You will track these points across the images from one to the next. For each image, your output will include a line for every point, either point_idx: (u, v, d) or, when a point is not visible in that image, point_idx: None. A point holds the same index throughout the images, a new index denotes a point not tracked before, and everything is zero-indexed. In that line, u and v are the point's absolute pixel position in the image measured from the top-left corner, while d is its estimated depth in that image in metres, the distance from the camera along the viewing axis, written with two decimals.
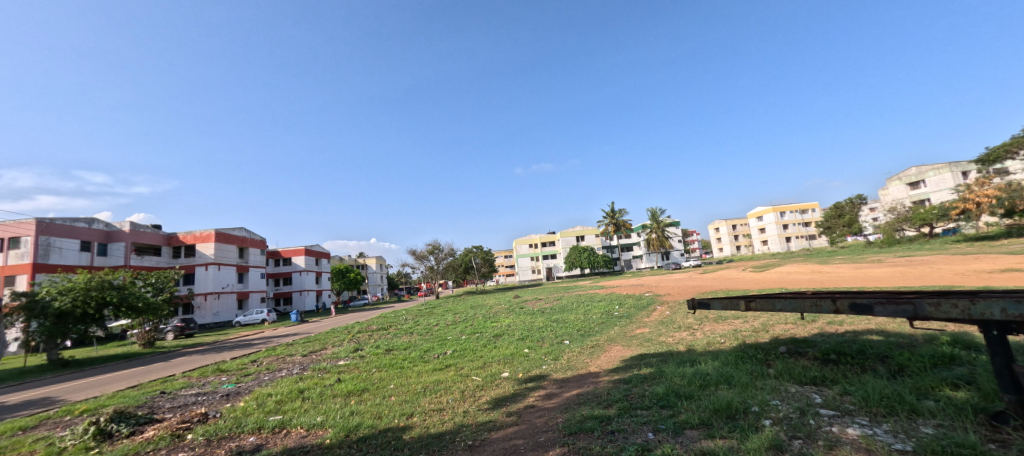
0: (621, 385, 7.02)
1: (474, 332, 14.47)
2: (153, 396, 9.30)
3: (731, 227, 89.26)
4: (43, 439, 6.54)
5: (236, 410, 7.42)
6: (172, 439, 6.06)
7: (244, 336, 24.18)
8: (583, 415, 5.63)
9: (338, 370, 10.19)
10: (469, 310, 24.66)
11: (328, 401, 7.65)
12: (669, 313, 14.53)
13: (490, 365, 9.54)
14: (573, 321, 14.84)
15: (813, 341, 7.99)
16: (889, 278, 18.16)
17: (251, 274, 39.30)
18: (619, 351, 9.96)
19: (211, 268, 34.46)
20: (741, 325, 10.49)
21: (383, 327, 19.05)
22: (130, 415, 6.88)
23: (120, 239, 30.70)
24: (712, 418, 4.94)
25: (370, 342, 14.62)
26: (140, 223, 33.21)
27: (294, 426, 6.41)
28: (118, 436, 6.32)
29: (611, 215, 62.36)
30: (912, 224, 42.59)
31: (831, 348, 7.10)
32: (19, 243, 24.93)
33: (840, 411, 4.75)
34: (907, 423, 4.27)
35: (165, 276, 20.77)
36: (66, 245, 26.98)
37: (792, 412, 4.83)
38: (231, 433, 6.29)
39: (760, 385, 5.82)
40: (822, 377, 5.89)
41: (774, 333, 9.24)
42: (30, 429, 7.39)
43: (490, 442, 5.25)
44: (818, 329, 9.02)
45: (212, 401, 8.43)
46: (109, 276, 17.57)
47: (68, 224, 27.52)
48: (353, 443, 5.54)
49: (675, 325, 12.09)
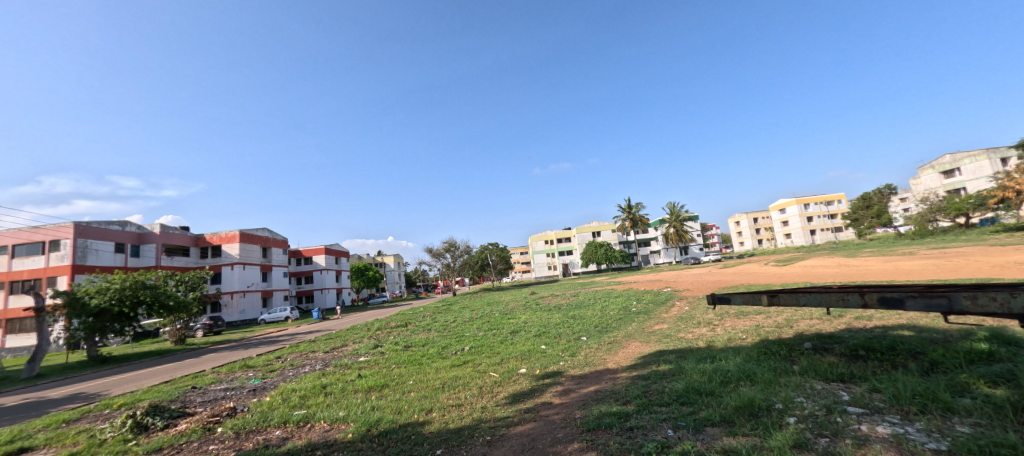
0: (639, 381, 6.95)
1: (492, 329, 14.51)
2: (185, 391, 9.70)
3: (752, 220, 87.05)
4: (84, 431, 6.91)
5: (262, 405, 7.66)
6: (203, 432, 6.31)
7: (268, 333, 24.94)
8: (601, 412, 5.60)
9: (358, 367, 10.39)
10: (486, 306, 24.90)
11: (350, 396, 7.83)
12: (688, 309, 14.33)
13: (507, 362, 9.58)
14: (591, 317, 14.72)
15: (839, 337, 7.75)
16: (923, 271, 17.46)
17: (275, 273, 40.41)
18: (637, 347, 9.87)
19: (236, 267, 35.58)
20: (763, 321, 10.26)
21: (402, 323, 19.38)
22: (164, 408, 7.20)
23: (151, 240, 31.94)
24: (734, 415, 4.86)
25: (389, 338, 14.85)
26: (169, 225, 34.43)
27: (318, 420, 6.58)
28: (154, 428, 6.63)
29: (627, 210, 61.58)
30: (946, 215, 40.69)
31: (859, 343, 6.87)
32: (59, 245, 26.30)
33: (869, 409, 4.59)
34: (942, 422, 4.10)
35: (194, 275, 21.41)
36: (102, 247, 28.27)
37: (818, 409, 4.69)
38: (258, 427, 6.50)
39: (784, 382, 5.68)
40: (850, 373, 5.72)
41: (798, 328, 9.01)
42: (72, 422, 7.82)
43: (508, 438, 5.29)
44: (845, 325, 8.76)
45: (239, 396, 8.75)
46: (142, 276, 18.25)
47: (103, 227, 28.76)
48: (375, 438, 5.66)
49: (695, 320, 11.93)
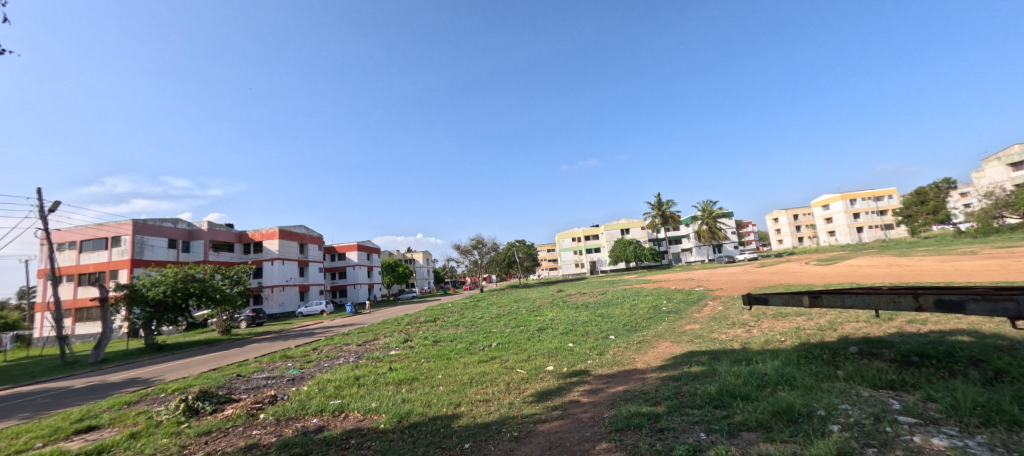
0: (669, 382, 6.79)
1: (519, 326, 14.57)
2: (231, 378, 10.33)
3: (792, 217, 82.89)
4: (143, 413, 7.48)
5: (300, 393, 8.03)
6: (247, 417, 6.70)
7: (306, 326, 26.07)
8: (630, 412, 5.51)
9: (390, 360, 10.71)
10: (513, 303, 25.03)
11: (381, 388, 8.08)
12: (722, 309, 13.85)
13: (535, 358, 9.58)
14: (619, 316, 14.49)
15: (890, 341, 7.26)
16: (986, 271, 16.09)
17: (311, 268, 42.16)
18: (667, 347, 9.64)
19: (276, 262, 37.38)
20: (804, 323, 9.75)
21: (431, 318, 19.79)
22: (212, 394, 7.68)
23: (200, 236, 34.03)
24: (771, 420, 4.66)
25: (418, 333, 15.19)
26: (216, 222, 36.57)
27: (352, 410, 6.83)
28: (203, 412, 7.09)
29: (657, 207, 60.08)
30: (1014, 212, 37.16)
31: (912, 349, 6.41)
32: (120, 241, 28.50)
33: (923, 420, 4.28)
34: (1008, 436, 3.77)
35: (238, 270, 22.66)
36: (157, 243, 30.39)
37: (865, 418, 4.41)
38: (297, 414, 6.82)
39: (827, 388, 5.39)
40: (901, 381, 5.35)
41: (842, 331, 8.52)
42: (133, 403, 8.50)
43: (535, 435, 5.29)
44: (896, 328, 8.20)
45: (280, 385, 9.22)
46: (192, 270, 19.50)
47: (158, 224, 30.90)
48: (405, 429, 5.81)
49: (730, 321, 11.49)
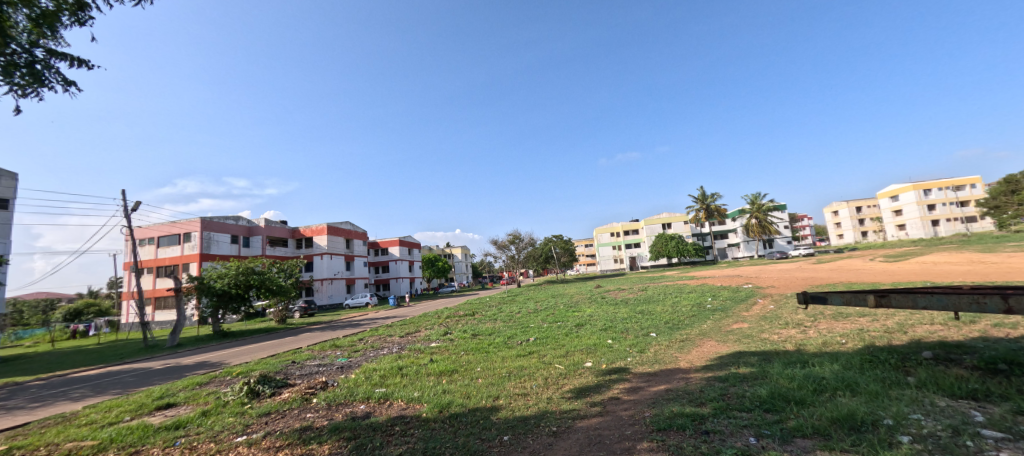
0: (715, 383, 6.50)
1: (556, 321, 14.50)
2: (287, 364, 11.08)
3: (855, 209, 76.38)
4: (212, 393, 8.21)
5: (349, 381, 8.47)
6: (302, 401, 7.16)
7: (354, 317, 27.42)
8: (673, 412, 5.34)
9: (430, 351, 11.03)
10: (550, 298, 24.95)
11: (423, 378, 8.35)
12: (773, 307, 13.05)
13: (573, 354, 9.51)
14: (661, 313, 14.05)
15: (972, 346, 6.53)
16: None
17: (356, 263, 44.21)
18: (713, 346, 9.23)
19: (325, 257, 39.52)
20: (868, 324, 8.97)
21: (469, 312, 20.15)
22: (271, 378, 8.27)
23: (258, 232, 36.60)
24: (830, 428, 4.35)
25: (457, 326, 15.52)
26: (272, 219, 39.18)
27: (396, 399, 7.11)
28: (263, 395, 7.66)
29: (701, 200, 57.43)
30: None
31: (999, 356, 5.73)
32: (191, 237, 31.26)
33: (1014, 435, 3.82)
34: None
35: (292, 263, 24.16)
36: (222, 238, 33.03)
37: (942, 430, 4.00)
38: (346, 400, 7.21)
39: (895, 395, 4.93)
40: (986, 391, 4.80)
41: (914, 334, 7.75)
42: (203, 384, 9.34)
43: (574, 430, 5.26)
44: (979, 332, 7.35)
45: (330, 371, 9.78)
46: (252, 263, 21.03)
47: (222, 221, 33.55)
48: (446, 419, 5.98)
49: (782, 320, 10.81)
